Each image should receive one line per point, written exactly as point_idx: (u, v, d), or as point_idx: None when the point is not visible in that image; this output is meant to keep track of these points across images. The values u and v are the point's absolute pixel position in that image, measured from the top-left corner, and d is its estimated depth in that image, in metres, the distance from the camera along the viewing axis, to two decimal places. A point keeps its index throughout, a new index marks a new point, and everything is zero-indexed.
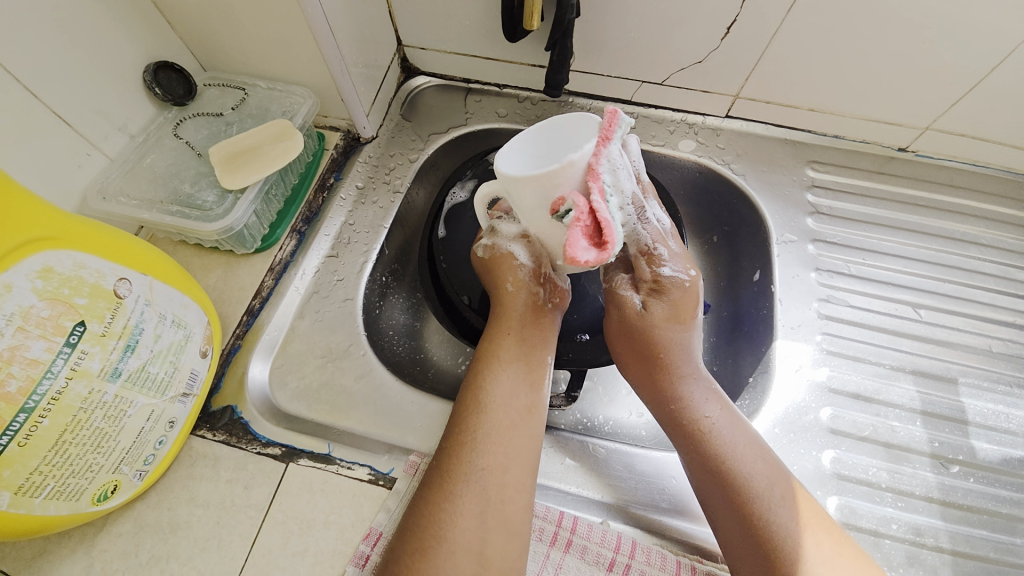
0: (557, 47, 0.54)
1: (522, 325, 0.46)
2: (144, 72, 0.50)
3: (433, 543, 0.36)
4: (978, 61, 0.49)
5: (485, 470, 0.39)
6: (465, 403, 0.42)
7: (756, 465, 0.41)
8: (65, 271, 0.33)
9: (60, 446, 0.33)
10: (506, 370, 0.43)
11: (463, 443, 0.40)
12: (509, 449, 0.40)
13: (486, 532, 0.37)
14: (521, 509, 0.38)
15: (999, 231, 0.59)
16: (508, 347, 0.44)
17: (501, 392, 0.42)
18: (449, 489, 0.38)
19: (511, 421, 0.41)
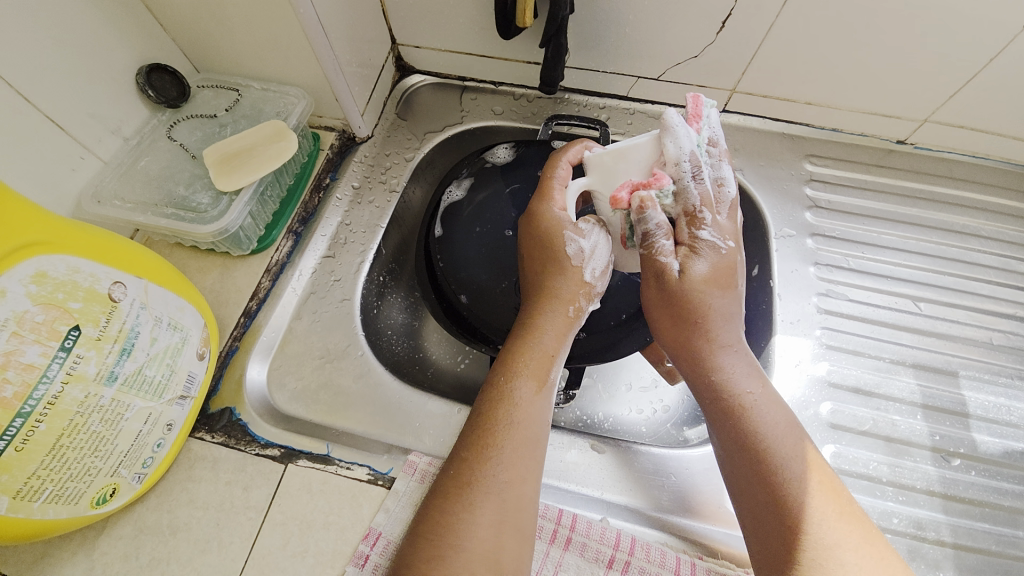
0: (551, 44, 0.54)
1: (557, 343, 0.45)
2: (137, 74, 0.50)
3: (450, 552, 0.35)
4: (976, 51, 0.49)
5: (506, 482, 0.38)
6: (493, 415, 0.41)
7: (791, 450, 0.39)
8: (59, 275, 0.33)
9: (57, 450, 0.33)
10: (540, 388, 0.43)
11: (487, 455, 0.39)
12: (531, 465, 0.40)
13: (502, 540, 0.36)
14: (532, 516, 0.38)
15: (999, 222, 0.59)
16: (545, 363, 0.44)
17: (531, 409, 0.41)
18: (468, 498, 0.37)
19: (539, 436, 0.41)
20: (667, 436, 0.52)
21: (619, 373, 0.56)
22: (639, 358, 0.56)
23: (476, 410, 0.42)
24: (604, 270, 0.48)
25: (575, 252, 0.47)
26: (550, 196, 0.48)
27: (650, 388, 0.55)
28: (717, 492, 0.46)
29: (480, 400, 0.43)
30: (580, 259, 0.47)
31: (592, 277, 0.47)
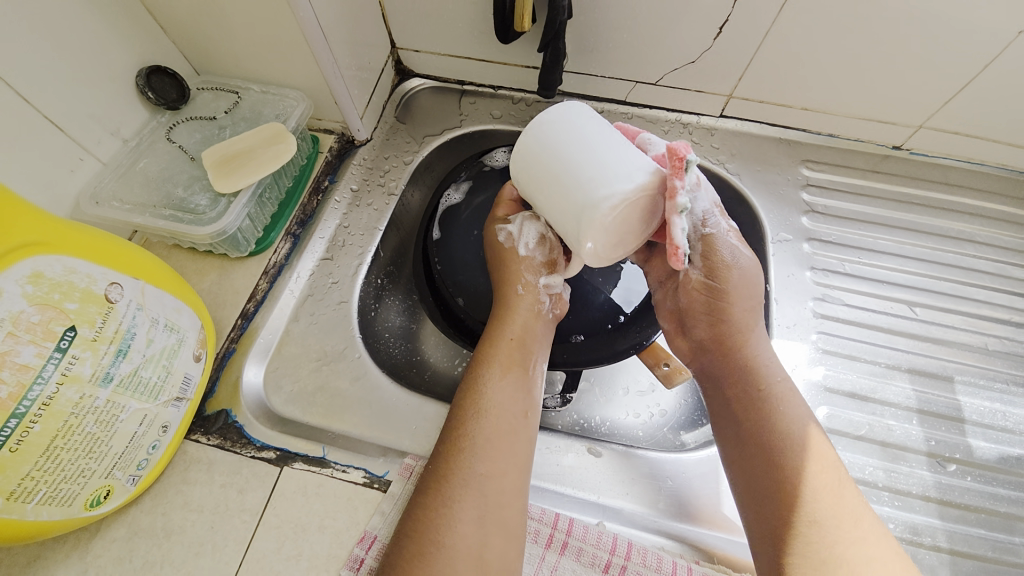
0: (549, 49, 0.54)
1: (517, 327, 0.46)
2: (137, 77, 0.50)
3: (433, 550, 0.35)
4: (969, 59, 0.49)
5: (484, 474, 0.38)
6: (461, 404, 0.41)
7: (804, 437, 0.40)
8: (55, 276, 0.33)
9: (52, 451, 0.33)
10: (504, 373, 0.43)
11: (462, 446, 0.39)
12: (507, 453, 0.39)
13: (485, 536, 0.36)
14: (517, 512, 0.38)
15: (994, 228, 0.59)
16: (508, 348, 0.44)
17: (499, 395, 0.42)
18: (449, 494, 0.37)
19: (512, 424, 0.41)
20: (664, 441, 0.52)
21: (617, 376, 0.55)
22: (635, 362, 0.56)
23: (453, 405, 0.42)
24: (540, 242, 0.48)
25: (506, 236, 0.49)
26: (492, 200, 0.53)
27: (647, 392, 0.55)
28: (713, 497, 0.46)
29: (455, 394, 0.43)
30: (510, 242, 0.48)
31: (529, 250, 0.48)
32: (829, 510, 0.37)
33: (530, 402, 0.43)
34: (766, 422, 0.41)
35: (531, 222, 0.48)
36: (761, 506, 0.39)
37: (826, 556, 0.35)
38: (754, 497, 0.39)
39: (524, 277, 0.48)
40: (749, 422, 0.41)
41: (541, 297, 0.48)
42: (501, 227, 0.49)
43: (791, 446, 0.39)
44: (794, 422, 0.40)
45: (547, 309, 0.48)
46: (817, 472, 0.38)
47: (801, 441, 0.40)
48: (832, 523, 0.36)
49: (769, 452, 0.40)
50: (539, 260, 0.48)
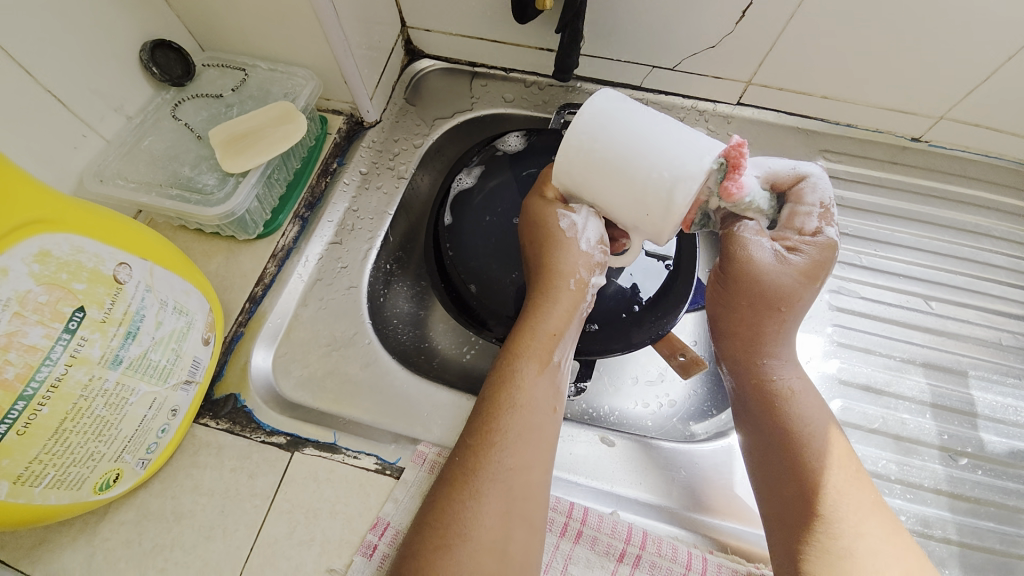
0: (567, 29, 0.52)
1: (558, 321, 0.43)
2: (141, 51, 0.48)
3: (457, 542, 0.35)
4: (997, 50, 0.48)
5: (511, 469, 0.37)
6: (494, 399, 0.40)
7: (827, 432, 0.40)
8: (63, 255, 0.32)
9: (60, 434, 0.32)
10: (542, 369, 0.42)
11: (491, 440, 0.38)
12: (536, 448, 0.39)
13: (508, 530, 0.36)
14: (541, 506, 0.38)
15: (1010, 223, 0.59)
16: (547, 343, 0.42)
17: (535, 390, 0.41)
18: (474, 486, 0.37)
19: (543, 421, 0.40)
20: (673, 431, 0.52)
21: (625, 366, 0.55)
22: (645, 352, 0.56)
23: (481, 397, 0.41)
24: (602, 242, 0.44)
25: (569, 226, 0.44)
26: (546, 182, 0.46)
27: (656, 382, 0.54)
28: (725, 488, 0.46)
29: (484, 385, 0.42)
30: (570, 233, 0.44)
31: (588, 247, 0.44)
32: (855, 507, 0.37)
33: (561, 398, 0.42)
34: (788, 422, 0.40)
35: (596, 220, 0.44)
36: (784, 500, 0.38)
37: (841, 549, 0.35)
38: (772, 491, 0.39)
39: (576, 275, 0.44)
40: (772, 425, 0.40)
41: (586, 296, 0.44)
42: (563, 212, 0.44)
43: (817, 443, 0.39)
44: (816, 417, 0.40)
45: (587, 310, 0.45)
46: (839, 470, 0.38)
47: (824, 435, 0.40)
48: (855, 519, 0.36)
49: (792, 450, 0.39)
50: (596, 259, 0.44)
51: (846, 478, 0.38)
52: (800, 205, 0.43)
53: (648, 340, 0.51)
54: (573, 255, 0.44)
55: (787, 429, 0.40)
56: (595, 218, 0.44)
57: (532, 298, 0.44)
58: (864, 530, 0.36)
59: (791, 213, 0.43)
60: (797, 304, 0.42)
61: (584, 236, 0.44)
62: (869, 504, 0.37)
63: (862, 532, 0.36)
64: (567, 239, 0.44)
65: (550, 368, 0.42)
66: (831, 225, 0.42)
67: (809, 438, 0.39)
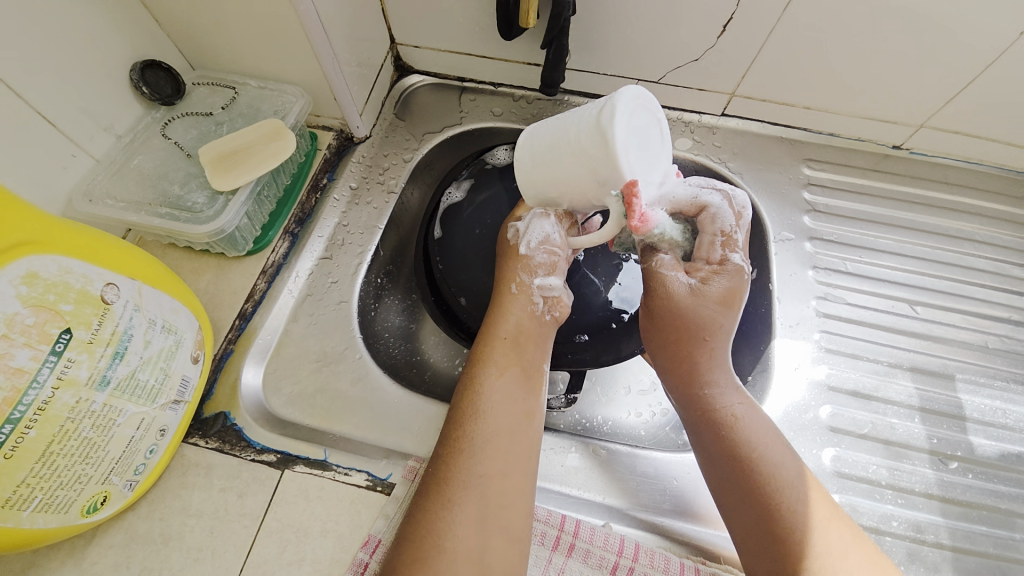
0: (553, 45, 0.53)
1: (509, 324, 0.45)
2: (130, 71, 0.49)
3: (433, 553, 0.35)
4: (971, 59, 0.49)
5: (485, 476, 0.38)
6: (461, 408, 0.41)
7: (777, 450, 0.41)
8: (50, 276, 0.32)
9: (47, 457, 0.31)
10: (502, 372, 0.42)
11: (460, 448, 0.39)
12: (507, 454, 0.39)
13: (485, 538, 0.36)
14: (523, 515, 0.38)
15: (992, 227, 0.60)
16: (501, 346, 0.43)
17: (498, 395, 0.41)
18: (447, 495, 0.37)
19: (507, 422, 0.40)
20: (666, 440, 0.52)
21: (617, 376, 0.55)
22: (637, 361, 0.56)
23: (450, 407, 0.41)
24: (547, 242, 0.46)
25: (513, 235, 0.48)
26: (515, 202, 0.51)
27: (648, 391, 0.54)
28: None
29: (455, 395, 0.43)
30: (515, 239, 0.48)
31: (529, 249, 0.47)
32: (810, 521, 0.38)
33: (533, 402, 0.42)
34: (737, 448, 0.41)
35: (541, 220, 0.46)
36: (746, 525, 0.39)
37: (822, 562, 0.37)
38: (738, 514, 0.40)
39: (518, 276, 0.47)
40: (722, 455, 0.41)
41: (534, 296, 0.46)
42: (513, 223, 0.49)
43: (769, 464, 0.40)
44: (764, 437, 0.41)
45: (544, 310, 0.47)
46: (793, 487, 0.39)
47: (778, 456, 0.41)
48: (814, 532, 0.38)
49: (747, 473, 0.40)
50: (536, 260, 0.46)
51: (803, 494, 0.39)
52: (704, 234, 0.46)
53: (638, 352, 0.52)
54: (518, 259, 0.47)
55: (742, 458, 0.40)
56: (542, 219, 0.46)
57: (491, 306, 0.47)
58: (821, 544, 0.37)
59: (699, 242, 0.46)
60: (717, 335, 0.44)
61: (524, 243, 0.47)
62: (825, 515, 0.39)
63: (821, 548, 0.37)
64: (514, 246, 0.48)
65: (520, 372, 0.43)
66: (735, 252, 0.45)
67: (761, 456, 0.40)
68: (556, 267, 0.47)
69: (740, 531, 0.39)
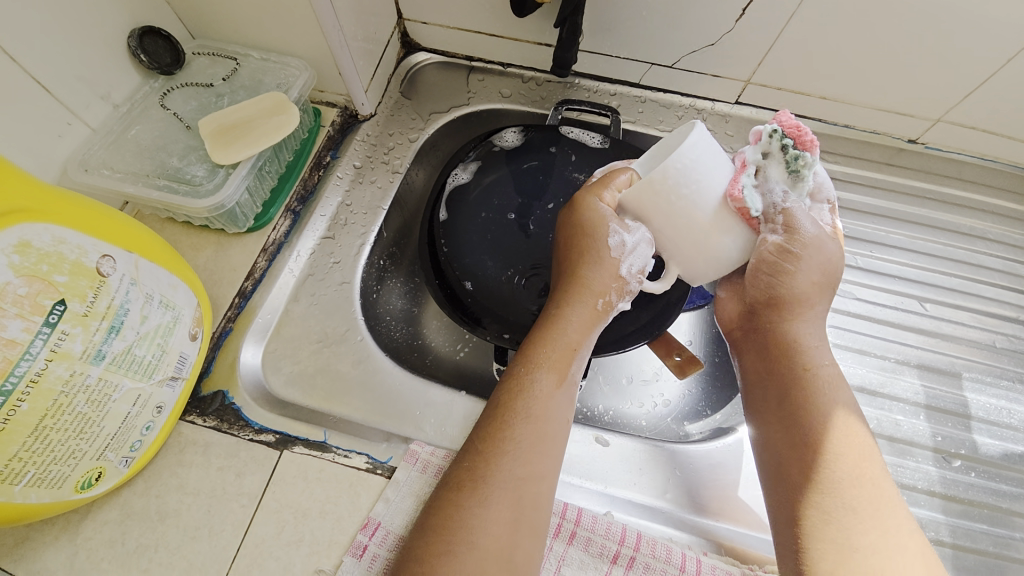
0: (566, 24, 0.52)
1: (580, 340, 0.42)
2: (128, 38, 0.47)
3: (462, 548, 0.34)
4: (996, 53, 0.48)
5: (521, 477, 0.37)
6: (508, 405, 0.39)
7: (840, 434, 0.38)
8: (44, 246, 0.30)
9: (40, 431, 0.31)
10: (559, 383, 0.41)
11: (503, 448, 0.37)
12: (550, 461, 0.38)
13: (515, 537, 0.35)
14: (546, 514, 0.37)
15: (1004, 225, 0.59)
16: (573, 364, 0.42)
17: (551, 404, 0.40)
18: (482, 493, 0.36)
19: (557, 434, 0.39)
20: (667, 431, 0.52)
21: (620, 365, 0.55)
22: (640, 351, 0.55)
23: (492, 400, 0.40)
24: (640, 270, 0.44)
25: (615, 245, 0.42)
26: (603, 186, 0.43)
27: (651, 381, 0.54)
28: (721, 491, 0.45)
29: (496, 389, 0.41)
30: (618, 253, 0.42)
31: (627, 273, 0.43)
32: (851, 506, 0.36)
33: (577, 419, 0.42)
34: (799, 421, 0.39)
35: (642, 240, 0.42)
36: (783, 487, 0.38)
37: (860, 544, 0.34)
38: (776, 478, 0.39)
39: (606, 295, 0.43)
40: (778, 422, 0.40)
41: (609, 320, 0.44)
42: (610, 225, 0.42)
43: (829, 443, 0.38)
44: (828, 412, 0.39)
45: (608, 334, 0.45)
46: (845, 467, 0.37)
47: (838, 436, 0.38)
48: (854, 514, 0.35)
49: (801, 441, 0.39)
50: (630, 286, 0.44)
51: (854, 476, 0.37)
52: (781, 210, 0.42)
53: (644, 341, 0.49)
54: (616, 278, 0.43)
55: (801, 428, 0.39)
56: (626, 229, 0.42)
57: (562, 310, 0.43)
58: (865, 527, 0.35)
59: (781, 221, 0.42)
60: (808, 311, 0.43)
61: (626, 266, 0.43)
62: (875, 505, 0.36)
63: (867, 539, 0.35)
64: (609, 258, 0.43)
65: (573, 390, 0.42)
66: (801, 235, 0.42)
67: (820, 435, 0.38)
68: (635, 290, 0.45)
69: (777, 496, 0.39)
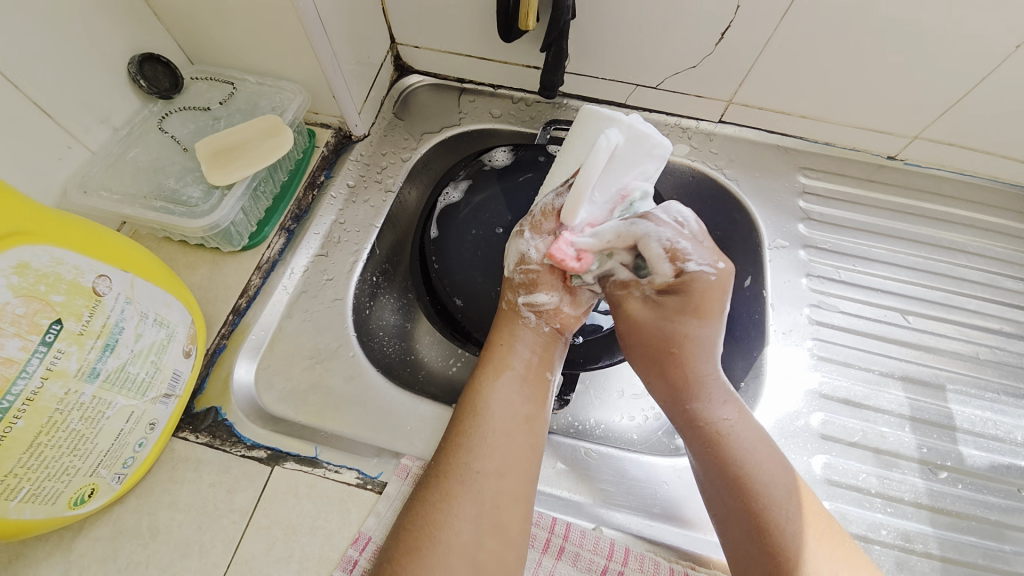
0: (551, 48, 0.54)
1: (506, 336, 0.46)
2: (129, 64, 0.49)
3: (427, 544, 0.35)
4: (966, 73, 0.50)
5: (481, 472, 0.38)
6: (461, 408, 0.42)
7: (767, 467, 0.40)
8: (42, 267, 0.32)
9: (34, 448, 0.31)
10: (502, 377, 0.43)
11: (461, 444, 0.39)
12: (504, 455, 0.39)
13: (479, 537, 0.36)
14: (518, 519, 0.37)
15: (985, 239, 0.60)
16: (499, 351, 0.44)
17: (496, 396, 0.42)
18: (446, 487, 0.37)
19: (511, 424, 0.41)
20: (659, 444, 0.52)
21: (611, 380, 0.56)
22: (631, 365, 0.56)
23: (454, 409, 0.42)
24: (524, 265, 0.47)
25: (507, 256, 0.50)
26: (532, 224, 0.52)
27: (642, 395, 0.55)
28: None
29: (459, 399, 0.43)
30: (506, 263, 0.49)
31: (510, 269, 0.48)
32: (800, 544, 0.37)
33: (534, 409, 0.42)
34: (729, 465, 0.40)
35: (518, 240, 0.47)
36: (733, 538, 0.39)
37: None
38: (730, 526, 0.39)
39: (506, 296, 0.48)
40: (715, 473, 0.41)
41: (522, 313, 0.47)
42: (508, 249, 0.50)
43: (757, 482, 0.39)
44: (756, 457, 0.40)
45: (538, 321, 0.47)
46: (781, 502, 0.39)
47: (765, 475, 0.40)
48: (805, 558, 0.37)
49: (739, 487, 0.40)
50: (517, 280, 0.47)
51: (797, 515, 0.38)
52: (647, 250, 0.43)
53: (631, 353, 0.50)
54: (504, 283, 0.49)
55: (738, 484, 0.40)
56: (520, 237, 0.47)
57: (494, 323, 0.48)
58: (796, 562, 0.37)
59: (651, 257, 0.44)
60: (695, 349, 0.44)
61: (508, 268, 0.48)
62: (818, 535, 0.38)
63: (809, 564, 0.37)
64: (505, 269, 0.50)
65: (519, 378, 0.43)
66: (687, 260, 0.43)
67: (751, 474, 0.40)
68: (541, 284, 0.46)
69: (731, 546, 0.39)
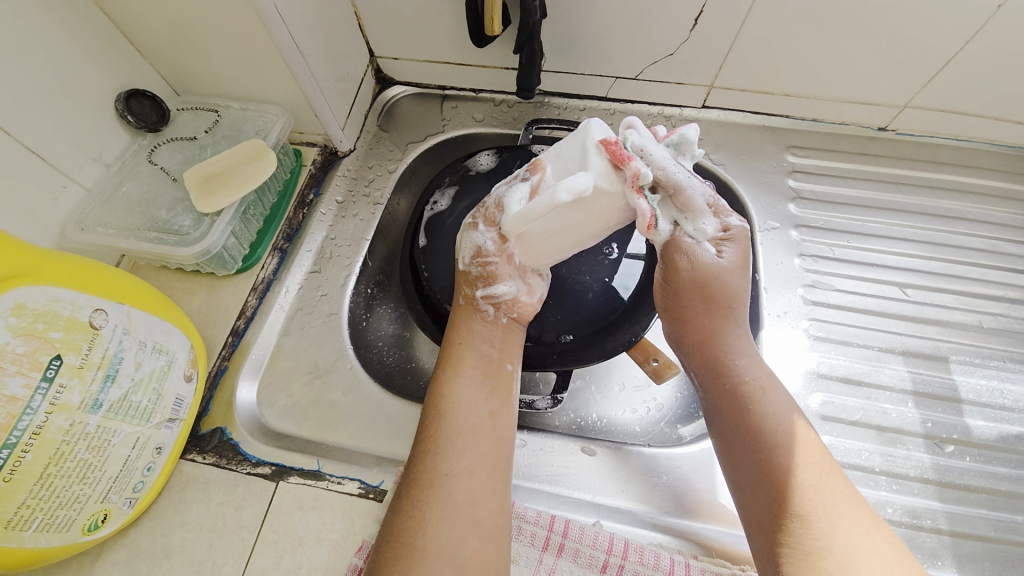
0: (525, 49, 0.54)
1: (467, 334, 0.45)
2: (115, 101, 0.50)
3: (409, 552, 0.35)
4: (950, 38, 0.49)
5: (449, 475, 0.38)
6: (427, 412, 0.41)
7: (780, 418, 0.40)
8: (39, 306, 0.33)
9: (45, 479, 0.33)
10: (464, 376, 0.42)
11: (429, 450, 0.39)
12: (472, 454, 0.39)
13: (459, 537, 0.36)
14: (494, 512, 0.38)
15: (984, 204, 0.59)
16: (454, 349, 0.44)
17: (460, 397, 0.41)
18: (422, 495, 0.37)
19: (474, 428, 0.40)
20: (661, 435, 0.52)
21: (611, 373, 0.56)
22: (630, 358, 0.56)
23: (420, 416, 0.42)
24: (473, 256, 0.46)
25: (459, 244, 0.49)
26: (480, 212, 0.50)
27: (643, 386, 0.55)
28: (709, 491, 0.46)
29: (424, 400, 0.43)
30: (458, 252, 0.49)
31: (467, 262, 0.46)
32: (823, 509, 0.36)
33: (497, 402, 0.42)
34: (754, 419, 0.40)
35: (471, 231, 0.46)
36: (753, 496, 0.38)
37: (816, 549, 0.35)
38: (748, 485, 0.39)
39: (463, 290, 0.47)
40: (740, 426, 0.40)
41: (481, 306, 0.45)
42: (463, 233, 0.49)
43: (782, 440, 0.39)
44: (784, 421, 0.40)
45: (497, 314, 0.45)
46: (796, 462, 0.38)
47: (781, 434, 0.39)
48: (801, 520, 0.36)
49: (762, 456, 0.39)
50: (473, 273, 0.46)
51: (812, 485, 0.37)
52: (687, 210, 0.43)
53: (624, 348, 0.49)
54: (461, 274, 0.48)
55: (762, 445, 0.39)
56: (471, 228, 0.46)
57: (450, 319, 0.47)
58: (821, 528, 0.35)
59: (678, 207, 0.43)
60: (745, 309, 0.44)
61: (466, 259, 0.46)
62: (844, 498, 0.37)
63: (834, 531, 0.35)
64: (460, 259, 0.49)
65: (482, 374, 0.43)
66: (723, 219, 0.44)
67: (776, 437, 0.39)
68: (495, 276, 0.45)
69: (745, 506, 0.38)
